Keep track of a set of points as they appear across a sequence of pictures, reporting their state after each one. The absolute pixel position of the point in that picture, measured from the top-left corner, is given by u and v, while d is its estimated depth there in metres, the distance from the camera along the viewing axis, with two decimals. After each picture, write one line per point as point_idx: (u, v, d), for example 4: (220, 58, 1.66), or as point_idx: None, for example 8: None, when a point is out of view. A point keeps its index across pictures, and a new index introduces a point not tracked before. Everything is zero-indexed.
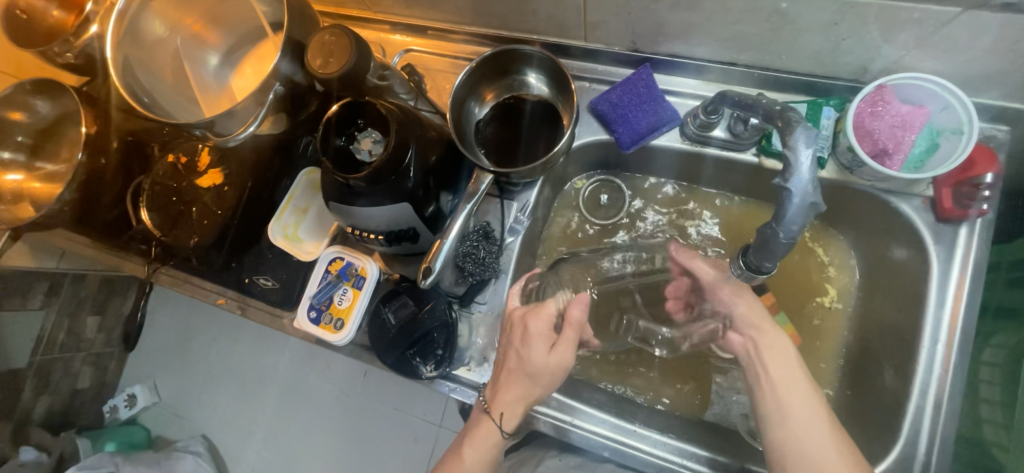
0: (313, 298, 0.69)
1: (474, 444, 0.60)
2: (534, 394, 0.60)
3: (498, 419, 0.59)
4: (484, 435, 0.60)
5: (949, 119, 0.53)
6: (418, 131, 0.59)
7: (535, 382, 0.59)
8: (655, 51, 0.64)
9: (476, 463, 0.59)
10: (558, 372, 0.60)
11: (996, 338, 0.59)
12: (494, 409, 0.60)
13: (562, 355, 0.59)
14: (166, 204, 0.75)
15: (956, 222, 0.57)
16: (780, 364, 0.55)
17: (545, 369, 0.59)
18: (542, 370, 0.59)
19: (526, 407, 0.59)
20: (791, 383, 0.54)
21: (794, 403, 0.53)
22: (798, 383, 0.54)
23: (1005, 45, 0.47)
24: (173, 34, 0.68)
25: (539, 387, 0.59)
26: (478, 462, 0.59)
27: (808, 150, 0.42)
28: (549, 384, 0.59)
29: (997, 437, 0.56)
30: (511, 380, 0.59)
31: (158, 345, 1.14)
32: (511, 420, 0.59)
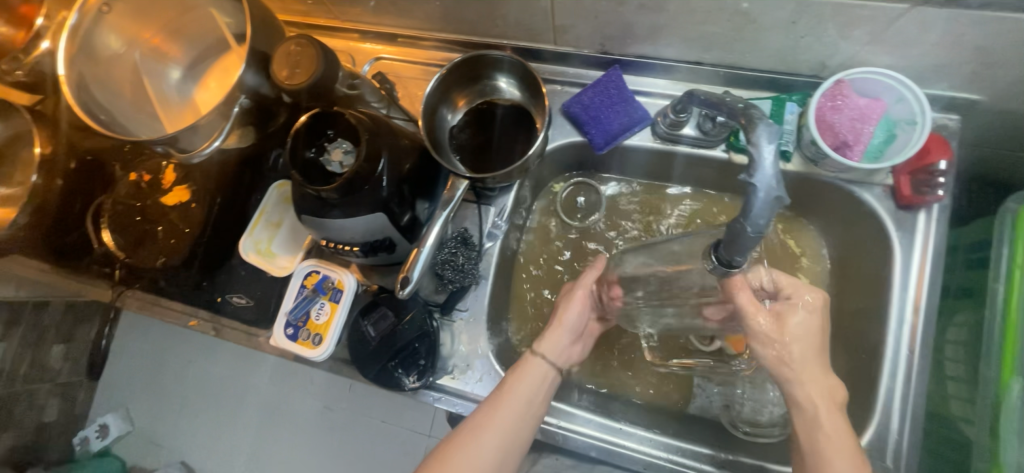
0: (289, 314, 0.67)
1: (519, 378, 0.59)
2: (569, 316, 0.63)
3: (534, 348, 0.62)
4: (526, 366, 0.60)
5: (903, 110, 0.55)
6: (390, 140, 0.58)
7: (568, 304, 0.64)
8: (624, 53, 0.65)
9: (523, 395, 0.57)
10: (581, 297, 0.63)
11: (958, 317, 0.61)
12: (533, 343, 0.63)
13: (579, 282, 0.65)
14: (130, 224, 0.72)
15: (917, 209, 0.60)
16: (831, 444, 0.49)
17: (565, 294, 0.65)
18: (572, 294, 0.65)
19: (558, 334, 0.62)
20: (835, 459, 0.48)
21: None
22: (844, 468, 0.47)
23: (952, 38, 0.49)
24: (131, 48, 0.66)
25: (566, 312, 0.63)
26: (523, 392, 0.58)
27: (771, 145, 0.42)
28: (575, 307, 0.63)
29: (962, 412, 0.58)
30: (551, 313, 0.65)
31: (129, 371, 1.09)
32: (546, 342, 0.61)
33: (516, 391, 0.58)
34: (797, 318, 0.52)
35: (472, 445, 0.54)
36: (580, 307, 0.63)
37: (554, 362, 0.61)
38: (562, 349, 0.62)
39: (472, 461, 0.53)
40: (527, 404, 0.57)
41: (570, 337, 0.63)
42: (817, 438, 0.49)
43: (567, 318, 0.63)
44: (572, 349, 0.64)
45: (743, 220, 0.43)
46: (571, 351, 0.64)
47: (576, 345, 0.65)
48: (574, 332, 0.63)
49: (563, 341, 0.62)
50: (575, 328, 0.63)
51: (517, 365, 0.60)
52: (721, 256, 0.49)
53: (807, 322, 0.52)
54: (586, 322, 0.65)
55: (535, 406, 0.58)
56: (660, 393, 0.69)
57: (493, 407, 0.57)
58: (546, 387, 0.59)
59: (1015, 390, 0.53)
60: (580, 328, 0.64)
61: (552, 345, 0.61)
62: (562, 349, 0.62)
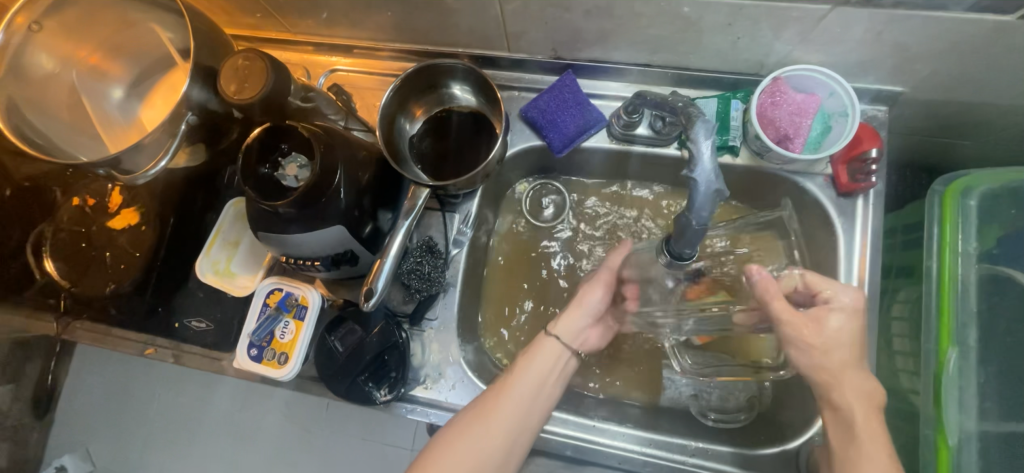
0: (252, 335, 0.65)
1: (529, 359, 0.58)
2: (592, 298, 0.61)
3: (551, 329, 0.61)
4: (540, 347, 0.59)
5: (836, 103, 0.59)
6: (347, 151, 0.58)
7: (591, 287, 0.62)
8: (577, 57, 0.67)
9: (532, 377, 0.57)
10: (603, 278, 0.62)
11: (900, 294, 0.66)
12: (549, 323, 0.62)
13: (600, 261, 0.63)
14: (75, 251, 0.70)
15: (857, 195, 0.63)
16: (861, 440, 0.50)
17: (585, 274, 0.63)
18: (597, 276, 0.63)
19: (577, 315, 0.61)
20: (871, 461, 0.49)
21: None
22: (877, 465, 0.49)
23: (873, 35, 0.53)
24: (66, 68, 0.63)
25: (587, 291, 0.62)
26: (532, 375, 0.57)
27: (708, 141, 0.44)
28: (597, 287, 0.62)
29: (910, 384, 0.62)
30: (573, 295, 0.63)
31: (85, 407, 1.03)
32: (562, 323, 0.60)
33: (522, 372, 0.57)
34: (836, 321, 0.52)
35: (474, 430, 0.54)
36: (602, 291, 0.62)
37: (569, 345, 0.60)
38: (580, 331, 0.61)
39: (473, 444, 0.54)
40: (538, 386, 0.57)
41: (590, 319, 0.62)
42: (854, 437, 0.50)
43: (589, 298, 0.61)
44: (593, 330, 0.63)
45: (688, 213, 0.45)
46: (588, 335, 0.62)
47: (596, 329, 0.63)
48: (593, 316, 0.62)
49: (582, 322, 0.61)
50: (595, 311, 0.62)
51: (531, 346, 0.60)
52: (673, 249, 0.51)
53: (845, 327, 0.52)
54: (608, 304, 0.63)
55: (546, 389, 0.58)
56: (634, 389, 0.71)
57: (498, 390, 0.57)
58: (558, 370, 0.59)
59: (952, 357, 0.57)
60: (600, 312, 0.62)
61: (568, 327, 0.60)
62: (579, 331, 0.61)
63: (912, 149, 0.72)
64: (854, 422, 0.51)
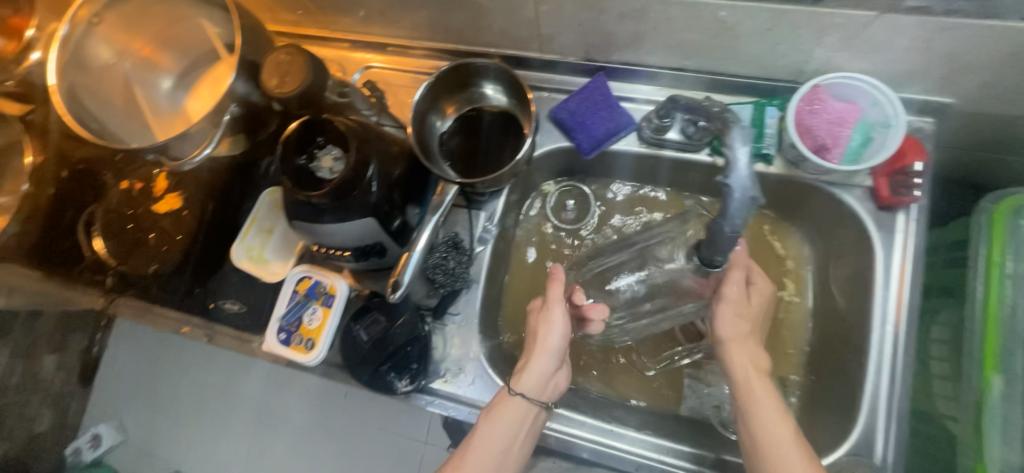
0: (282, 320, 0.68)
1: (492, 422, 0.58)
2: (551, 344, 0.61)
3: (516, 385, 0.60)
4: (504, 409, 0.59)
5: (879, 114, 0.57)
6: (380, 146, 0.59)
7: (548, 332, 0.62)
8: (609, 60, 0.66)
9: (494, 446, 0.57)
10: (559, 318, 0.62)
11: (941, 316, 0.63)
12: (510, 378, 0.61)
13: (555, 305, 0.62)
14: (122, 232, 0.73)
15: (896, 209, 0.61)
16: (755, 394, 0.55)
17: (542, 321, 0.62)
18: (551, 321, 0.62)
19: (541, 363, 0.61)
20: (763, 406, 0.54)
21: (773, 440, 0.51)
22: (769, 415, 0.53)
23: (921, 44, 0.51)
24: (121, 59, 0.66)
25: (546, 336, 0.62)
26: (494, 444, 0.57)
27: (745, 147, 0.43)
28: (556, 330, 0.61)
29: (947, 410, 0.59)
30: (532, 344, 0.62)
31: (121, 379, 1.09)
32: (522, 379, 0.60)
33: (484, 438, 0.58)
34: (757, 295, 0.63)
35: None
36: (557, 334, 0.61)
37: (534, 398, 0.60)
38: (544, 381, 0.61)
39: None
40: (503, 450, 0.58)
41: (555, 362, 0.61)
42: (750, 395, 0.55)
43: (550, 343, 0.61)
44: (559, 373, 0.63)
45: (721, 220, 0.45)
46: (556, 377, 0.62)
47: (561, 370, 0.63)
48: (558, 356, 0.61)
49: (546, 369, 0.61)
50: (557, 351, 0.61)
51: (493, 406, 0.60)
52: (703, 256, 0.51)
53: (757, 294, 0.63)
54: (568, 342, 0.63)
55: (513, 448, 0.58)
56: (650, 394, 0.70)
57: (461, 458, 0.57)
58: (524, 428, 0.60)
59: (996, 386, 0.54)
60: (563, 351, 0.62)
61: (529, 382, 0.60)
62: (545, 380, 0.61)
63: (960, 164, 0.69)
64: (751, 381, 0.56)
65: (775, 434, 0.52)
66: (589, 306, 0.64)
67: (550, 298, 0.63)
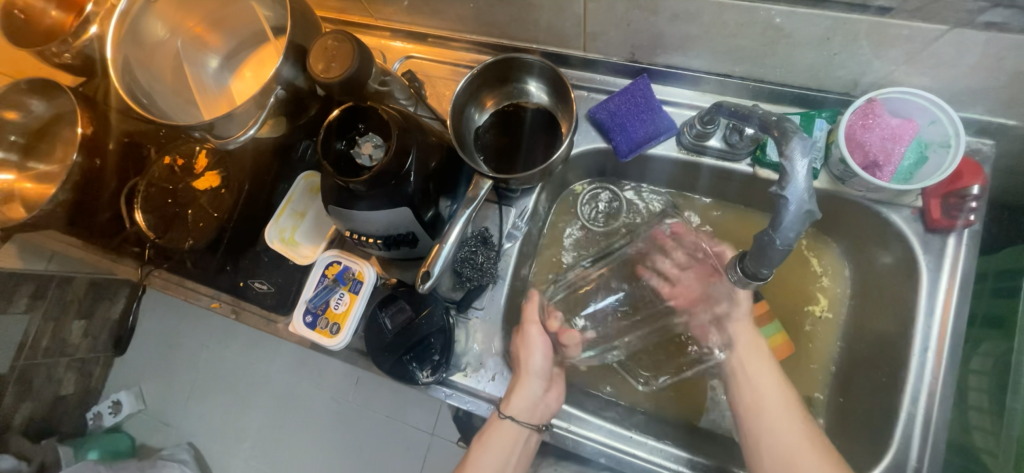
0: (308, 302, 0.68)
1: (486, 446, 0.63)
2: (532, 365, 0.63)
3: (505, 409, 0.62)
4: (495, 432, 0.63)
5: (937, 132, 0.55)
6: (420, 137, 0.59)
7: (529, 353, 0.64)
8: (653, 62, 0.65)
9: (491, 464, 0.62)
10: (540, 341, 0.64)
11: (983, 346, 0.60)
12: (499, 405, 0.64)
13: (531, 328, 0.65)
14: (161, 206, 0.75)
15: (945, 233, 0.59)
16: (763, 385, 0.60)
17: (522, 344, 0.65)
18: (530, 343, 0.64)
19: (527, 385, 0.62)
20: (764, 377, 0.60)
21: (765, 402, 0.58)
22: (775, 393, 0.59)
23: (992, 62, 0.48)
24: (173, 36, 0.68)
25: (528, 358, 0.64)
26: (490, 461, 0.62)
27: (804, 160, 0.42)
28: (536, 352, 0.64)
29: (984, 443, 0.57)
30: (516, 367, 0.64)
31: (145, 349, 1.12)
32: (508, 403, 0.62)
33: (483, 458, 0.63)
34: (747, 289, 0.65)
35: None
36: (539, 354, 0.64)
37: (524, 420, 0.62)
38: (531, 403, 0.62)
39: None
40: (500, 466, 0.63)
41: (540, 383, 0.63)
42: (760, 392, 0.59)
43: (532, 364, 0.63)
44: (551, 394, 0.64)
45: (772, 232, 0.44)
46: (546, 398, 0.64)
47: (552, 391, 0.64)
48: (543, 377, 0.63)
49: (533, 391, 0.62)
50: (541, 373, 0.63)
51: (488, 430, 0.64)
52: (748, 268, 0.50)
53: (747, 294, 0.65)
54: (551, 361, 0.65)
55: (513, 461, 0.63)
56: (669, 404, 0.69)
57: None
58: (523, 442, 0.63)
59: None
60: (547, 372, 0.64)
61: (516, 406, 0.62)
62: (532, 405, 0.62)
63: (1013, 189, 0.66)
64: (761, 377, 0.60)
65: (788, 427, 0.56)
66: (563, 331, 0.68)
67: (527, 321, 0.66)
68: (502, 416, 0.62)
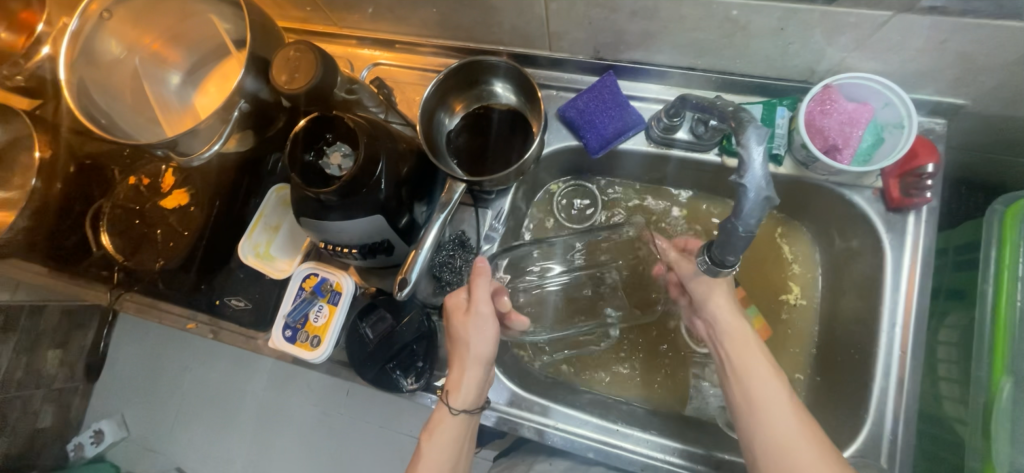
0: (287, 317, 0.67)
1: (433, 440, 0.59)
2: (482, 353, 0.59)
3: (453, 399, 0.59)
4: (445, 422, 0.60)
5: (891, 114, 0.57)
6: (388, 144, 0.59)
7: (478, 338, 0.59)
8: (618, 59, 0.66)
9: (443, 462, 0.59)
10: (487, 323, 0.59)
11: (949, 318, 0.63)
12: (443, 394, 0.60)
13: (481, 307, 0.59)
14: (129, 227, 0.74)
15: (906, 211, 0.61)
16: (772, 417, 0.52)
17: (469, 327, 0.59)
18: (478, 329, 0.59)
19: (472, 372, 0.59)
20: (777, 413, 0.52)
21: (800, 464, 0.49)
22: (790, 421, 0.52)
23: (936, 44, 0.50)
24: (131, 54, 0.66)
25: (475, 344, 0.59)
26: (443, 459, 0.59)
27: (760, 146, 0.43)
28: (484, 338, 0.59)
29: (955, 412, 0.59)
30: (461, 354, 0.60)
31: (123, 375, 1.08)
32: (456, 391, 0.59)
33: (431, 454, 0.59)
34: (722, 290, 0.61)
35: None
36: (486, 339, 0.59)
37: (469, 407, 0.60)
38: (477, 388, 0.60)
39: None
40: (453, 459, 0.59)
41: (485, 368, 0.60)
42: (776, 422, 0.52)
43: (479, 352, 0.59)
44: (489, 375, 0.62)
45: (734, 219, 0.45)
46: (488, 380, 0.62)
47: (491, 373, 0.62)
48: (487, 363, 0.60)
49: (478, 377, 0.60)
50: (486, 360, 0.60)
51: (432, 420, 0.60)
52: (715, 255, 0.51)
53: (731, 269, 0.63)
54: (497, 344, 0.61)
55: (462, 453, 0.61)
56: (655, 393, 0.70)
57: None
58: (470, 431, 0.61)
59: (1005, 388, 0.53)
60: (491, 358, 0.60)
61: (464, 392, 0.59)
62: (478, 391, 0.60)
63: (968, 164, 0.69)
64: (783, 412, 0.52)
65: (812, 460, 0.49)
66: (512, 313, 0.64)
67: (476, 301, 0.60)
68: (450, 409, 0.59)
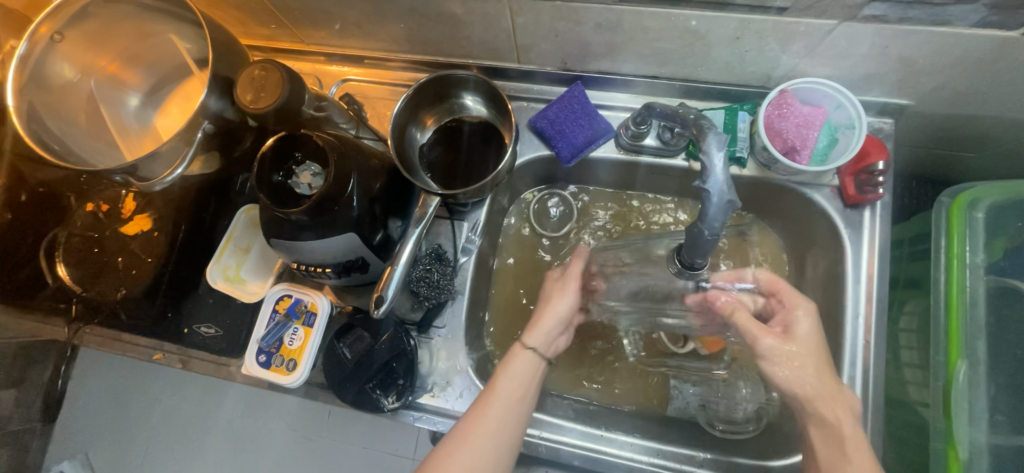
0: (261, 341, 0.65)
1: (507, 374, 0.58)
2: (565, 307, 0.62)
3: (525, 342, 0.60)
4: (518, 361, 0.58)
5: (843, 116, 0.60)
6: (359, 161, 0.58)
7: (562, 294, 0.62)
8: (585, 70, 0.68)
9: (513, 391, 0.57)
10: (570, 283, 0.63)
11: (908, 306, 0.66)
12: (522, 333, 0.61)
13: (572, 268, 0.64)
14: (87, 257, 0.71)
15: (863, 206, 0.64)
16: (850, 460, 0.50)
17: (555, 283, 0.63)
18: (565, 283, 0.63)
19: (549, 323, 0.61)
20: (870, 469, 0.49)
21: None
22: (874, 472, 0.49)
23: (879, 50, 0.53)
24: (85, 77, 0.64)
25: (558, 301, 0.62)
26: (515, 390, 0.57)
27: (720, 153, 0.45)
28: (568, 295, 0.62)
29: (918, 396, 0.61)
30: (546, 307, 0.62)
31: (85, 412, 1.02)
32: (532, 333, 0.60)
33: (505, 386, 0.57)
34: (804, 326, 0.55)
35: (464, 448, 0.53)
36: (569, 295, 0.62)
37: (543, 354, 0.60)
38: (552, 339, 0.61)
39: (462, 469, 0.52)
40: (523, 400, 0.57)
41: (563, 326, 0.62)
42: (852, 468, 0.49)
43: (562, 305, 0.62)
44: (562, 340, 0.63)
45: (700, 223, 0.47)
46: (561, 342, 0.63)
47: (564, 334, 0.63)
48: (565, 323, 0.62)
49: (555, 328, 0.61)
50: (565, 319, 0.62)
51: (505, 359, 0.59)
52: (686, 259, 0.52)
53: (812, 338, 0.55)
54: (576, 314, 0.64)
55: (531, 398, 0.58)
56: (639, 393, 0.70)
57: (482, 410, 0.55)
58: (536, 378, 0.59)
59: (960, 371, 0.56)
60: (568, 319, 0.62)
61: (538, 336, 0.60)
62: (552, 338, 0.61)
63: (918, 160, 0.73)
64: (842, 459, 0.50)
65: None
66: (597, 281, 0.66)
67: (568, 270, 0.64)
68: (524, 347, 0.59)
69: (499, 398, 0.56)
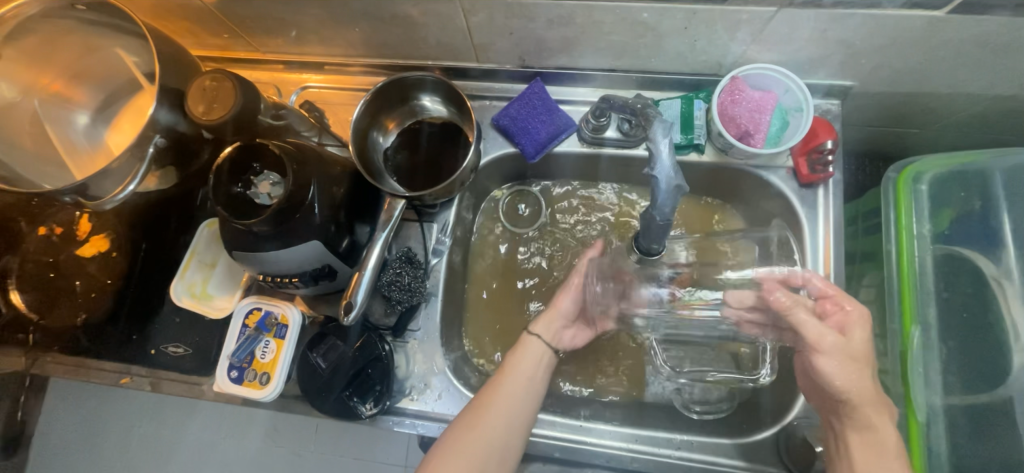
0: (232, 357, 0.64)
1: (518, 357, 0.61)
2: (570, 302, 0.65)
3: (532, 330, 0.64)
4: (526, 347, 0.62)
5: (791, 99, 0.63)
6: (320, 168, 0.58)
7: (569, 288, 0.66)
8: (544, 66, 0.69)
9: (523, 373, 0.60)
10: (573, 282, 0.66)
11: (866, 279, 0.68)
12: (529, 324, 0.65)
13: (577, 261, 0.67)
14: (43, 283, 0.68)
15: (816, 185, 0.67)
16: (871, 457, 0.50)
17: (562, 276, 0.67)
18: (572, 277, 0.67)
19: (553, 315, 0.64)
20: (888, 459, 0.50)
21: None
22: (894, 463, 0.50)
23: (819, 34, 0.55)
24: (27, 97, 0.62)
25: (561, 297, 0.66)
26: (524, 370, 0.61)
27: (664, 140, 0.48)
28: (569, 292, 0.66)
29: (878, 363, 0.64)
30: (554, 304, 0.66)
31: (58, 445, 0.99)
32: (538, 322, 0.64)
33: (515, 367, 0.61)
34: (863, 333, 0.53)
35: (477, 424, 0.57)
36: (573, 290, 0.66)
37: (548, 343, 0.63)
38: (557, 331, 0.64)
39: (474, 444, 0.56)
40: (531, 382, 0.60)
41: (567, 319, 0.65)
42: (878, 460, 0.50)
43: (563, 301, 0.65)
44: (570, 332, 0.66)
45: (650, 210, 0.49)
46: (568, 334, 0.66)
47: (571, 329, 0.67)
48: (569, 317, 0.65)
49: (560, 319, 0.65)
50: (569, 313, 0.65)
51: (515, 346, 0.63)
52: (642, 245, 0.57)
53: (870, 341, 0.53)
54: (580, 309, 0.67)
55: (539, 381, 0.61)
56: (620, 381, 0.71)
57: (493, 388, 0.59)
58: (544, 365, 0.62)
59: (914, 336, 0.59)
60: (573, 313, 0.66)
61: (542, 325, 0.64)
62: (557, 330, 0.65)
63: (869, 138, 0.76)
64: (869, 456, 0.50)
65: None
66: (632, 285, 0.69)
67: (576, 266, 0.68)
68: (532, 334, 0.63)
69: (509, 377, 0.60)
